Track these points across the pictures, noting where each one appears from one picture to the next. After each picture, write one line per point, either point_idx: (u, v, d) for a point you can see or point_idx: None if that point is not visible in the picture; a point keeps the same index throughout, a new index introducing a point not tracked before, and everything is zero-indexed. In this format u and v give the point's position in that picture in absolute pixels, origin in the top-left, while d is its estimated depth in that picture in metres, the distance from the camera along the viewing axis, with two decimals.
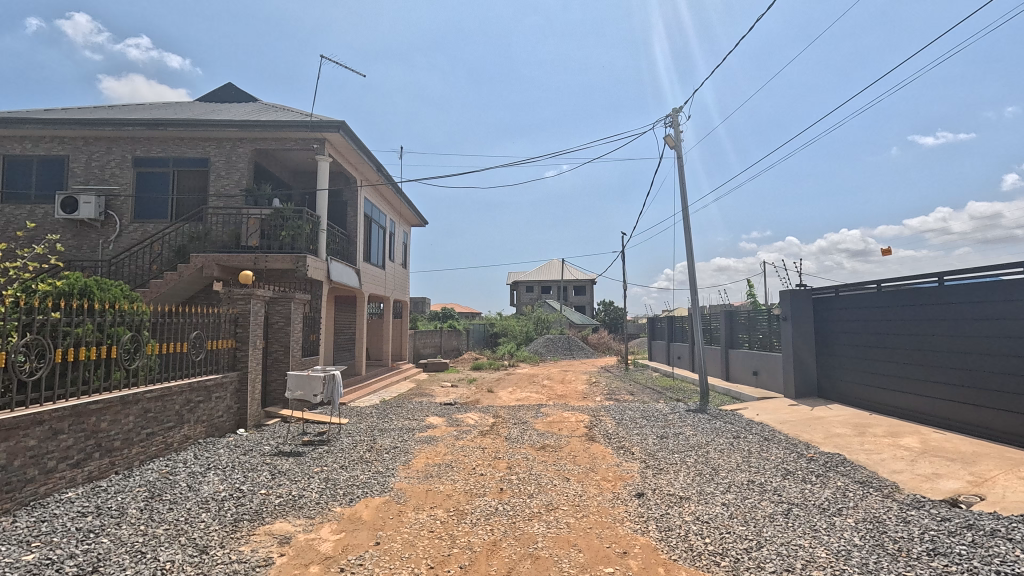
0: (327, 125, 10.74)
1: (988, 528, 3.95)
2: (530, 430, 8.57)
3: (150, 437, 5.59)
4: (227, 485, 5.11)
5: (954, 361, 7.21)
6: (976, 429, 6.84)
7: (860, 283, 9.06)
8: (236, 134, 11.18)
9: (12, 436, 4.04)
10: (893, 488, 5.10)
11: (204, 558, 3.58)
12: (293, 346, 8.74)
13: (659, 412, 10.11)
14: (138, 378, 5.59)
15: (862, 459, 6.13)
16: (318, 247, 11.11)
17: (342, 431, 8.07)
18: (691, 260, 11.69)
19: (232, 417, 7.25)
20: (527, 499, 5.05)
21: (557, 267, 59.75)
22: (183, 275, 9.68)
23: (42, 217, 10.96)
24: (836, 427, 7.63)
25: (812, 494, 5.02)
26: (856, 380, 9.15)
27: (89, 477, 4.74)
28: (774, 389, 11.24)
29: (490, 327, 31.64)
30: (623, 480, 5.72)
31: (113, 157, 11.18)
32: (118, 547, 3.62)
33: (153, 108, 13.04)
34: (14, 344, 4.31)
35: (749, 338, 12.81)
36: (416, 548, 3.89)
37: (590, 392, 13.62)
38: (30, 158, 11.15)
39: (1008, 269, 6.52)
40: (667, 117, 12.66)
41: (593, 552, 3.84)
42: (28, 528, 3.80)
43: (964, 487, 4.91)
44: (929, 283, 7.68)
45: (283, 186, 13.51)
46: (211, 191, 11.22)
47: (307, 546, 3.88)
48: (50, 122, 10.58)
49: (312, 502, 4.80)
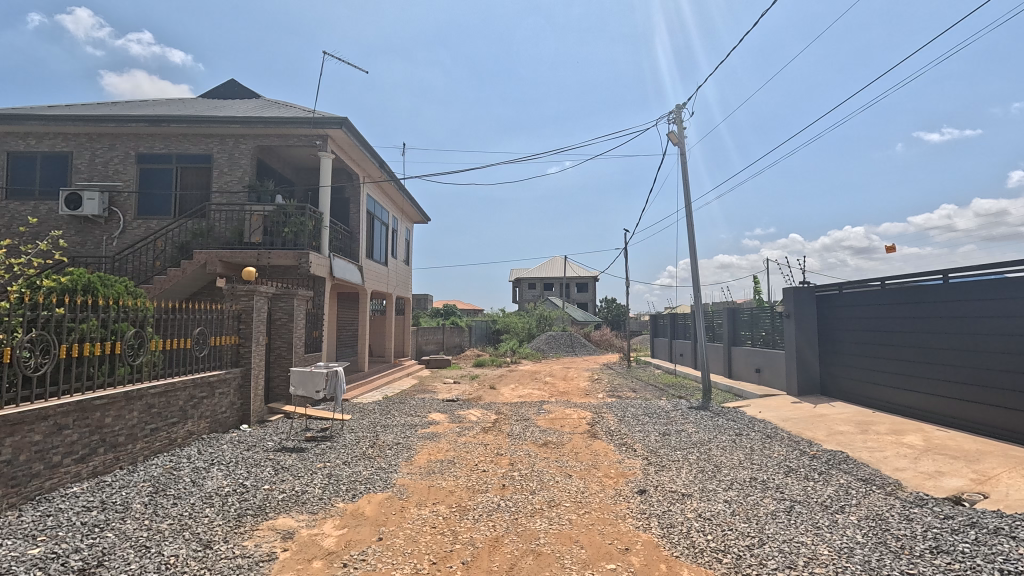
0: (330, 121, 10.76)
1: (992, 526, 3.94)
2: (531, 427, 8.57)
3: (154, 433, 5.62)
4: (230, 480, 5.13)
5: (957, 359, 7.19)
6: (979, 427, 6.81)
7: (864, 281, 9.05)
8: (239, 131, 11.17)
9: (18, 431, 4.06)
10: (896, 485, 5.09)
11: (208, 553, 3.59)
12: (296, 342, 8.75)
13: (662, 409, 10.10)
14: (143, 374, 5.64)
15: (865, 457, 6.11)
16: (321, 243, 11.14)
17: (345, 427, 8.10)
18: (693, 257, 11.63)
19: (236, 413, 7.29)
20: (529, 495, 5.06)
21: (559, 264, 59.75)
22: (186, 271, 9.70)
23: (45, 213, 11.01)
24: (838, 425, 7.62)
25: (815, 491, 5.00)
26: (859, 378, 9.13)
27: (94, 472, 4.77)
28: (777, 386, 11.22)
29: (492, 325, 31.79)
30: (625, 476, 5.72)
31: (117, 154, 11.20)
32: (123, 542, 3.64)
33: (156, 105, 13.05)
34: (19, 340, 4.32)
35: (752, 335, 12.81)
36: (418, 544, 3.90)
37: (593, 390, 13.61)
38: (34, 154, 11.19)
39: (1013, 266, 6.48)
40: (670, 113, 12.58)
41: (595, 548, 3.85)
42: (34, 522, 3.82)
43: (968, 485, 4.90)
44: (932, 281, 7.68)
45: (286, 183, 13.50)
46: (213, 187, 11.24)
47: (310, 541, 3.90)
48: (53, 119, 10.63)
49: (315, 498, 4.82)
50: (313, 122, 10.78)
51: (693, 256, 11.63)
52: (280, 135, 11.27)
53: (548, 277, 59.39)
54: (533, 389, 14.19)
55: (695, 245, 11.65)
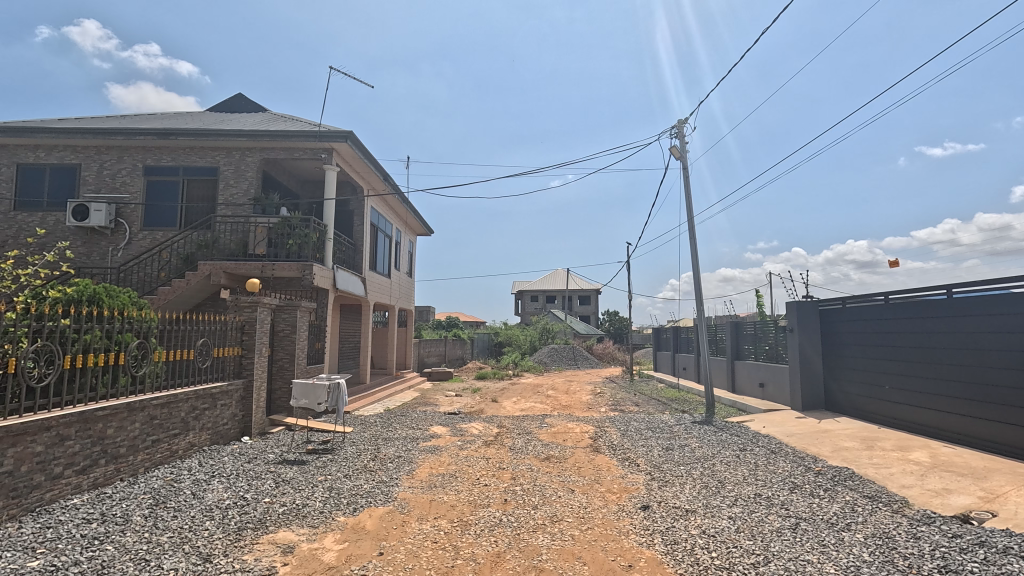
0: (335, 135, 10.85)
1: (1001, 545, 3.87)
2: (533, 441, 8.52)
3: (155, 445, 5.61)
4: (231, 492, 5.11)
5: (961, 374, 7.17)
6: (980, 442, 6.82)
7: (868, 295, 8.98)
8: (246, 144, 11.31)
9: (20, 442, 4.06)
10: (903, 503, 5.02)
11: (207, 567, 3.57)
12: (299, 355, 8.75)
13: (664, 422, 10.08)
14: (145, 386, 5.64)
15: (870, 473, 6.05)
16: (324, 256, 11.18)
17: (346, 440, 8.06)
18: (696, 269, 11.61)
19: (237, 425, 7.27)
20: (531, 510, 5.02)
21: (562, 276, 59.92)
22: (191, 283, 9.79)
23: (53, 224, 11.14)
24: (844, 441, 7.54)
25: (821, 508, 4.95)
26: (863, 392, 9.09)
27: (94, 484, 4.75)
28: (782, 401, 11.13)
29: (495, 336, 32.02)
30: (628, 492, 5.67)
31: (124, 166, 11.34)
32: (123, 555, 3.61)
33: (164, 118, 13.27)
34: (25, 350, 4.34)
35: (755, 349, 12.76)
36: (419, 560, 3.86)
37: (595, 403, 13.54)
38: (43, 166, 11.34)
39: (1018, 281, 6.45)
40: (672, 129, 12.62)
41: (598, 565, 3.81)
42: (33, 534, 3.80)
43: (976, 503, 4.82)
44: (937, 296, 7.64)
45: (290, 195, 13.61)
46: (219, 199, 11.32)
47: (310, 556, 3.87)
48: (63, 132, 10.79)
49: (316, 511, 4.79)
50: (318, 136, 10.86)
51: (695, 269, 11.63)
52: (285, 149, 11.42)
53: (549, 289, 59.50)
54: (534, 402, 14.16)
55: (697, 258, 11.66)
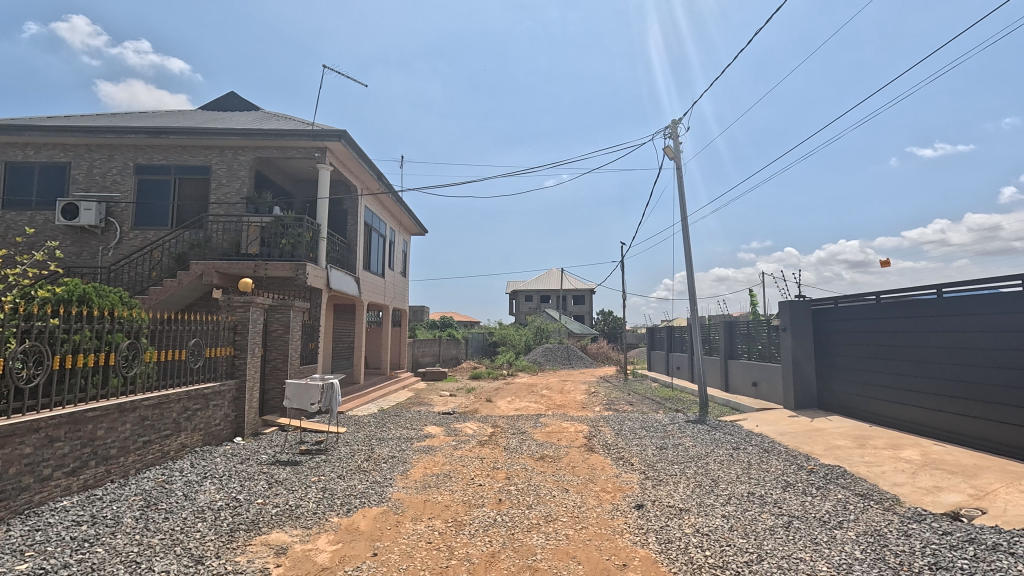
0: (329, 134, 10.78)
1: (990, 542, 3.91)
2: (528, 440, 8.51)
3: (147, 446, 5.56)
4: (223, 494, 5.08)
5: (953, 373, 7.22)
6: (972, 441, 6.86)
7: (860, 295, 9.05)
8: (238, 143, 11.22)
9: (8, 443, 4.01)
10: (894, 501, 5.06)
11: (199, 568, 3.54)
12: (292, 355, 8.70)
13: (658, 422, 10.12)
14: (136, 386, 5.59)
15: (862, 471, 6.10)
16: (318, 255, 11.13)
17: (339, 440, 8.03)
18: (690, 269, 11.66)
19: (229, 425, 7.21)
20: (525, 509, 5.03)
21: (557, 275, 59.94)
22: (183, 283, 9.70)
23: (42, 223, 10.99)
24: (836, 439, 7.59)
25: (813, 506, 4.98)
26: (856, 392, 9.14)
27: (84, 486, 4.70)
28: (775, 401, 11.18)
29: (489, 336, 31.97)
30: (622, 491, 5.68)
31: (115, 165, 11.22)
32: (113, 557, 3.58)
33: (155, 116, 13.15)
34: (13, 351, 4.28)
35: (748, 349, 12.83)
36: (414, 560, 3.85)
37: (589, 403, 13.57)
38: (32, 165, 11.20)
39: (1008, 281, 6.52)
40: (666, 129, 12.67)
41: (592, 564, 3.81)
42: (22, 536, 3.75)
43: (965, 500, 4.87)
44: (927, 295, 7.71)
45: (283, 194, 13.56)
46: (211, 198, 11.24)
47: (303, 557, 3.84)
48: (52, 130, 10.66)
49: (309, 512, 4.76)
50: (311, 135, 10.80)
51: (689, 270, 11.68)
52: (279, 148, 11.34)
53: (544, 289, 59.55)
54: (529, 402, 14.16)
55: (691, 258, 11.70)
